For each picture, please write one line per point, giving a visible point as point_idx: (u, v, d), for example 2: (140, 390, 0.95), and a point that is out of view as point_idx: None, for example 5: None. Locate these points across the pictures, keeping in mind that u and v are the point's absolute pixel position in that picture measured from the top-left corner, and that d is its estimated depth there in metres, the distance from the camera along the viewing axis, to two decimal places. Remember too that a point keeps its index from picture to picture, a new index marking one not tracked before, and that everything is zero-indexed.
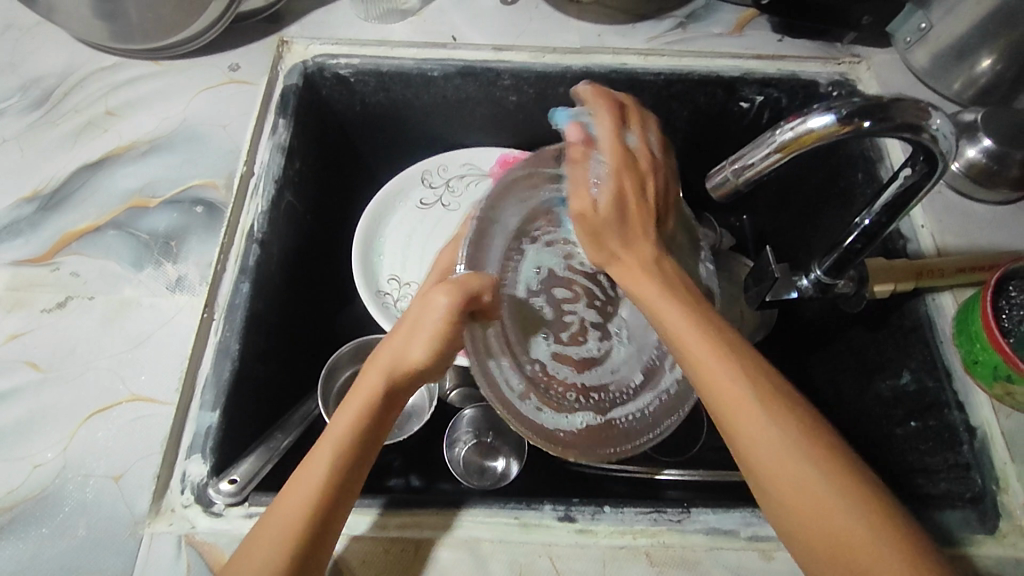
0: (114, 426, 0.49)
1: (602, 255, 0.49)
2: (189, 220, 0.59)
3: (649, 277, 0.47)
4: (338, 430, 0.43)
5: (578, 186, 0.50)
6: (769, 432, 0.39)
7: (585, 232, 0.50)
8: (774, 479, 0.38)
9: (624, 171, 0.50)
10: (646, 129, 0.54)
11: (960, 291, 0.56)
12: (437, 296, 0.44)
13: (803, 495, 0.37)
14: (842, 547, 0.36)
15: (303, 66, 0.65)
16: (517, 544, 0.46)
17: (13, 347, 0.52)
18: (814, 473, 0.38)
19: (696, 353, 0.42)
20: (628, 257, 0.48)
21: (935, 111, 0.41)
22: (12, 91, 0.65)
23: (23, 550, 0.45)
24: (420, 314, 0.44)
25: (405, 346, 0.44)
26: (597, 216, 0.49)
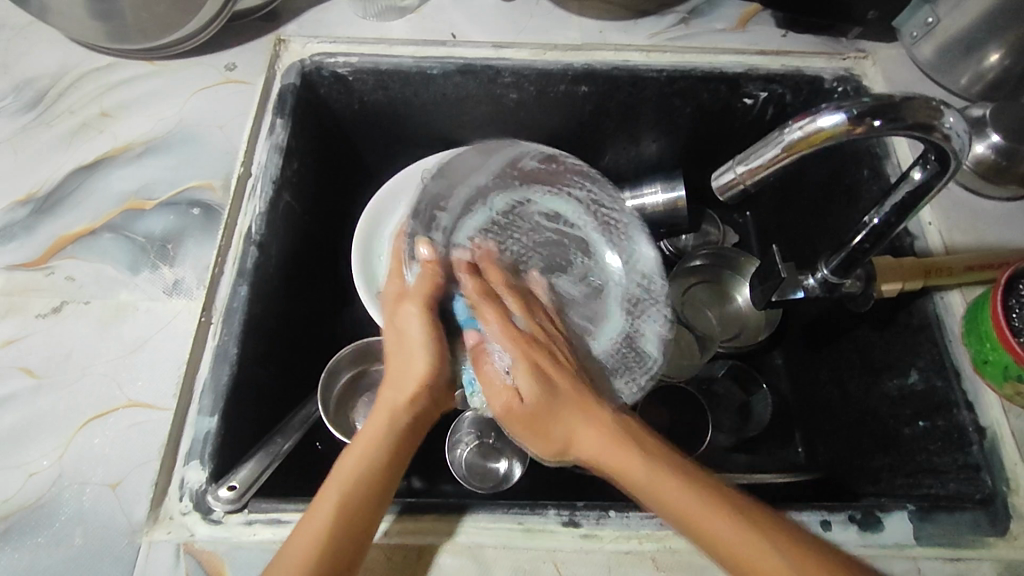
0: (111, 432, 0.48)
1: (552, 446, 0.47)
2: (186, 222, 0.58)
3: (599, 436, 0.45)
4: (358, 448, 0.46)
5: (483, 364, 0.50)
6: (632, 458, 0.44)
7: (523, 428, 0.48)
8: (669, 503, 0.42)
9: (524, 354, 0.48)
10: (530, 313, 0.54)
11: (969, 290, 0.55)
12: (414, 307, 0.51)
13: (682, 503, 0.42)
14: (746, 554, 0.39)
15: (301, 65, 0.64)
16: (521, 550, 0.46)
17: (8, 352, 0.52)
18: (693, 489, 0.42)
19: (571, 429, 0.46)
20: (587, 425, 0.46)
21: (948, 109, 0.41)
22: (6, 92, 0.64)
23: (19, 560, 0.44)
24: (407, 321, 0.51)
25: (402, 357, 0.50)
26: (523, 408, 0.47)
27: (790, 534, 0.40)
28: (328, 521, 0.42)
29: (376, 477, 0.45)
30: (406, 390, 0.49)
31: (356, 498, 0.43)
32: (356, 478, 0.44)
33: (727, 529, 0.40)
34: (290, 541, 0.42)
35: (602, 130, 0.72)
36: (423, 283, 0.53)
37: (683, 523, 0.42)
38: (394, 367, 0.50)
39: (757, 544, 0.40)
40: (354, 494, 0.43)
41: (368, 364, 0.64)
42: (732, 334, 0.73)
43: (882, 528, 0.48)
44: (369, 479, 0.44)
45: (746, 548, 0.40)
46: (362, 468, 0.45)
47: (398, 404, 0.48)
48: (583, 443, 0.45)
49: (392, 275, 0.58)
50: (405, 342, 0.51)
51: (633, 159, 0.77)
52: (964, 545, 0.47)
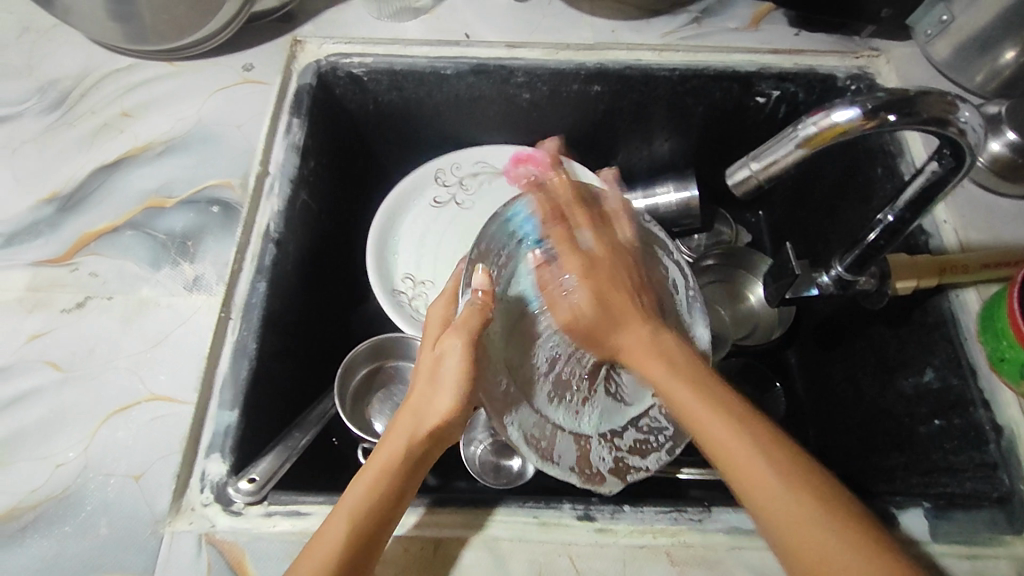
0: (134, 425, 0.49)
1: (607, 326, 0.48)
2: (206, 220, 0.59)
3: (658, 367, 0.44)
4: (370, 472, 0.42)
5: (555, 304, 0.50)
6: (677, 387, 0.43)
7: (580, 330, 0.49)
8: (710, 443, 0.41)
9: (594, 279, 0.49)
10: (601, 230, 0.53)
11: (985, 287, 0.55)
12: (456, 339, 0.44)
13: (738, 458, 0.40)
14: (771, 496, 0.38)
15: (317, 66, 0.65)
16: (537, 543, 0.46)
17: (33, 347, 0.53)
18: (741, 432, 0.40)
19: (678, 392, 0.43)
20: (634, 335, 0.47)
21: (963, 104, 0.41)
22: (30, 93, 0.66)
23: (46, 549, 0.45)
24: (443, 356, 0.44)
25: (426, 389, 0.44)
26: (586, 321, 0.48)
27: (797, 470, 0.39)
28: (341, 548, 0.39)
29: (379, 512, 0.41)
30: (425, 424, 0.43)
31: (362, 529, 0.40)
32: (368, 512, 0.40)
33: (762, 480, 0.39)
34: (300, 559, 0.40)
35: (614, 129, 0.73)
36: (477, 311, 0.45)
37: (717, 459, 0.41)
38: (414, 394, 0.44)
39: (814, 518, 0.37)
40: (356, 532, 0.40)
41: (383, 361, 0.64)
42: (745, 333, 0.73)
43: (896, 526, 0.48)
44: (376, 512, 0.41)
45: (776, 499, 0.38)
46: (373, 497, 0.41)
47: (405, 439, 0.43)
48: (626, 342, 0.47)
49: (443, 298, 0.50)
50: (437, 383, 0.44)
51: (645, 158, 0.77)
52: (981, 542, 0.47)
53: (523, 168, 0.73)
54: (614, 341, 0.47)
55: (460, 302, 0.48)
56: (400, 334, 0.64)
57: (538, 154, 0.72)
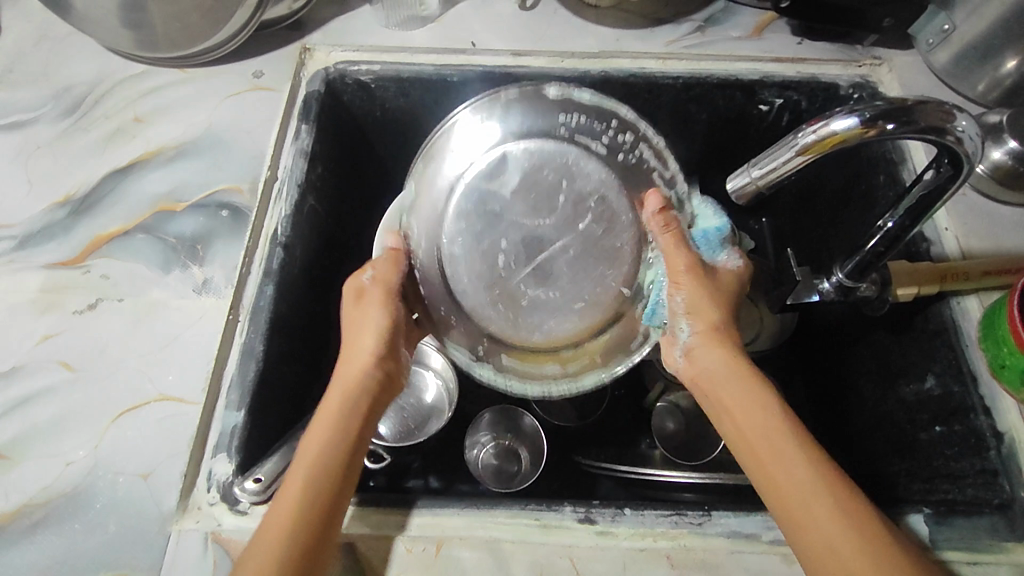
0: (143, 424, 0.50)
1: (705, 337, 0.48)
2: (215, 224, 0.60)
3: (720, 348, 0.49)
4: (320, 420, 0.46)
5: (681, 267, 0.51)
6: (746, 381, 0.45)
7: (705, 305, 0.48)
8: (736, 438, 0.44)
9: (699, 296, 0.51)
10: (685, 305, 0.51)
11: (986, 295, 0.55)
12: (371, 303, 0.49)
13: (783, 455, 0.42)
14: (796, 495, 0.40)
15: (325, 73, 0.66)
16: (537, 545, 0.47)
17: (45, 347, 0.54)
18: (789, 431, 0.43)
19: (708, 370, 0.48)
20: (710, 336, 0.48)
21: (960, 113, 0.41)
22: (45, 99, 0.67)
23: (57, 545, 0.46)
24: (364, 311, 0.49)
25: (352, 338, 0.49)
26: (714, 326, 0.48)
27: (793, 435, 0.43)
28: (299, 496, 0.42)
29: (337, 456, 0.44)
30: (353, 364, 0.48)
31: (317, 476, 0.43)
32: (320, 458, 0.44)
33: (795, 470, 0.41)
34: (267, 521, 0.41)
35: None
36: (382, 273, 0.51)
37: (757, 461, 0.43)
38: (353, 346, 0.49)
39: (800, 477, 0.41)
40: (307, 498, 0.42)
41: None
42: (751, 336, 0.70)
43: None
44: (334, 452, 0.44)
45: (808, 492, 0.40)
46: (324, 446, 0.44)
47: (342, 386, 0.47)
48: (707, 356, 0.48)
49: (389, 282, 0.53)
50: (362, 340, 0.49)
51: None
52: (981, 549, 0.47)
53: None
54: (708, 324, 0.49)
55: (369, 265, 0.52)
56: None
57: None
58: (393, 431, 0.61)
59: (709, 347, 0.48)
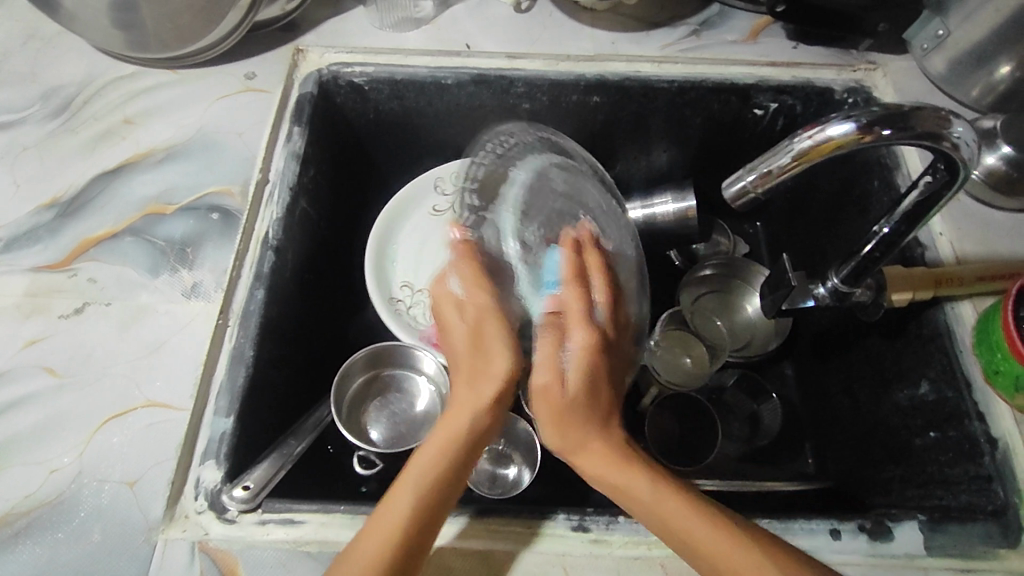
0: (129, 431, 0.49)
1: (579, 414, 0.44)
2: (205, 226, 0.59)
3: (577, 416, 0.44)
4: (452, 420, 0.44)
5: (552, 319, 0.46)
6: (609, 458, 0.43)
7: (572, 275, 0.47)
8: (626, 494, 0.43)
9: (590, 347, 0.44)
10: (594, 303, 0.46)
11: (980, 300, 0.55)
12: (491, 318, 0.46)
13: (693, 533, 0.41)
14: (718, 554, 0.40)
15: (318, 74, 0.66)
16: (530, 553, 0.46)
17: (30, 352, 0.53)
18: (689, 502, 0.42)
19: (576, 435, 0.44)
20: (573, 354, 0.44)
21: (956, 119, 0.41)
22: (33, 99, 0.66)
23: (40, 555, 0.45)
24: (483, 319, 0.46)
25: (485, 351, 0.45)
26: (564, 392, 0.44)
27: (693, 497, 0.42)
28: (417, 498, 0.41)
29: (460, 471, 0.43)
30: (488, 387, 0.44)
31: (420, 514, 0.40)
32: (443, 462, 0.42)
33: (695, 526, 0.41)
34: (381, 504, 0.41)
35: (613, 140, 0.73)
36: (474, 293, 0.47)
37: (651, 516, 0.42)
38: (485, 360, 0.45)
39: (710, 528, 0.41)
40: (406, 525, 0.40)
41: (380, 368, 0.64)
42: (744, 341, 0.74)
43: (892, 539, 0.48)
44: (458, 458, 0.43)
45: (719, 544, 0.40)
46: (450, 455, 0.42)
47: (465, 407, 0.44)
48: (577, 432, 0.44)
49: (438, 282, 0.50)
50: (484, 346, 0.46)
51: (644, 169, 0.77)
52: (975, 556, 0.47)
53: None
54: (575, 382, 0.44)
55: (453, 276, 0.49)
56: (398, 342, 0.64)
57: None
58: (387, 436, 0.62)
59: (575, 318, 0.45)
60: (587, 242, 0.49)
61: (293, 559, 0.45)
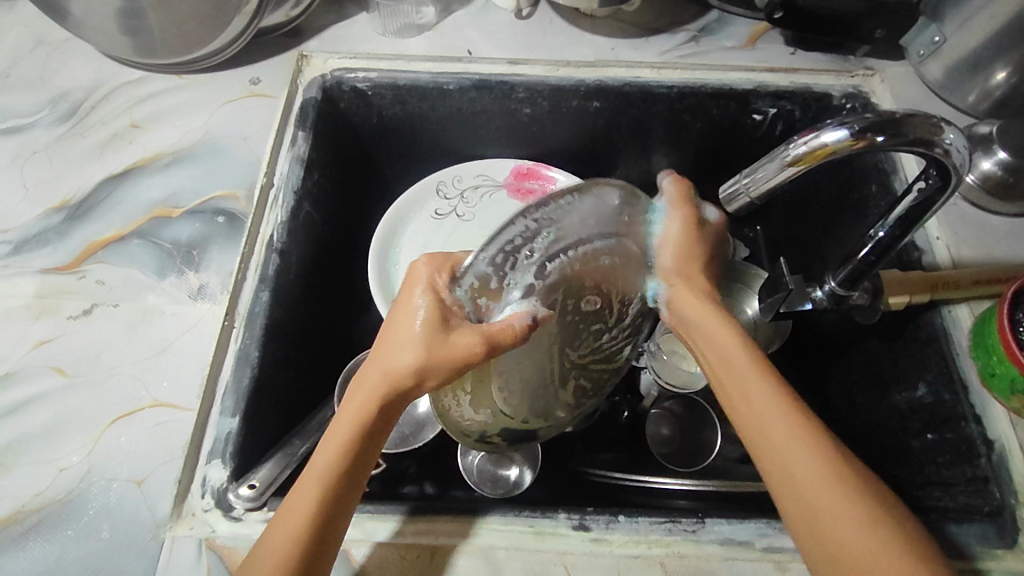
0: (137, 430, 0.50)
1: (670, 286, 0.45)
2: (212, 230, 0.60)
3: (715, 324, 0.43)
4: (356, 398, 0.40)
5: (646, 226, 0.44)
6: (735, 365, 0.41)
7: (682, 252, 0.45)
8: (757, 430, 0.39)
9: (693, 218, 0.46)
10: (690, 209, 0.46)
11: (976, 303, 0.56)
12: (432, 320, 0.39)
13: (808, 476, 0.37)
14: (817, 501, 0.36)
15: (322, 80, 0.67)
16: (531, 552, 0.47)
17: (40, 353, 0.54)
18: (803, 436, 0.38)
19: (732, 366, 0.42)
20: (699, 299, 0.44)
21: (948, 126, 0.42)
22: (43, 104, 0.67)
23: (49, 551, 0.46)
24: (418, 311, 0.40)
25: (399, 346, 0.39)
26: (676, 258, 0.45)
27: (844, 466, 0.37)
28: (322, 492, 0.39)
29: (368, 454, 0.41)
30: (399, 376, 0.40)
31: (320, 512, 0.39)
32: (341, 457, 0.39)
33: (833, 500, 0.36)
34: (287, 501, 0.39)
35: (613, 145, 0.74)
36: (465, 334, 0.38)
37: (776, 467, 0.38)
38: (410, 361, 0.39)
39: (848, 508, 0.35)
40: (308, 518, 0.38)
41: None
42: (745, 343, 0.73)
43: None
44: (361, 445, 0.40)
45: (851, 524, 0.35)
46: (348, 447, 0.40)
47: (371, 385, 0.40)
48: (688, 300, 0.45)
49: (430, 273, 0.40)
50: (403, 336, 0.39)
51: (644, 173, 0.78)
52: (971, 556, 0.48)
53: (527, 183, 0.75)
54: (680, 282, 0.45)
55: (424, 266, 0.41)
56: None
57: (538, 167, 0.75)
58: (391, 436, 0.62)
59: (690, 286, 0.45)
60: (688, 211, 0.46)
61: None
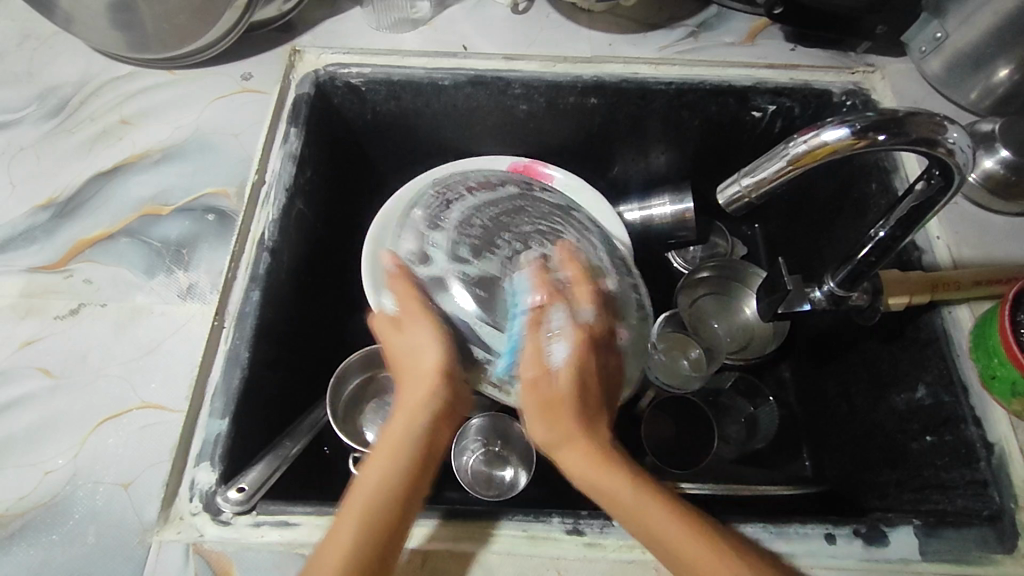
0: (124, 433, 0.49)
1: (537, 400, 0.45)
2: (202, 228, 0.59)
3: (567, 416, 0.45)
4: (386, 439, 0.45)
5: (536, 314, 0.45)
6: (589, 454, 0.45)
7: (523, 370, 0.46)
8: (622, 514, 0.43)
9: (574, 331, 0.45)
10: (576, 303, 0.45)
11: (977, 304, 0.55)
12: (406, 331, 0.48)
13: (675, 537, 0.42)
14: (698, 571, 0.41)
15: (315, 76, 0.65)
16: (525, 556, 0.46)
17: (25, 353, 0.53)
18: (659, 504, 0.43)
19: (573, 461, 0.45)
20: (549, 397, 0.45)
21: (951, 125, 0.41)
22: (30, 100, 0.66)
23: (33, 556, 0.45)
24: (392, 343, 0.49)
25: (407, 362, 0.47)
26: (539, 368, 0.45)
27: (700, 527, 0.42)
28: (364, 516, 0.41)
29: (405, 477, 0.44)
30: (421, 398, 0.46)
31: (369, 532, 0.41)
32: (389, 479, 0.43)
33: (708, 561, 0.41)
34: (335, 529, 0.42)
35: (610, 142, 0.73)
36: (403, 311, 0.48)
37: (650, 545, 0.43)
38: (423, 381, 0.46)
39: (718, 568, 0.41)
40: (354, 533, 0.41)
41: (376, 369, 0.64)
42: (741, 344, 0.73)
43: (887, 543, 0.48)
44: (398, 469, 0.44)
45: (727, 575, 0.40)
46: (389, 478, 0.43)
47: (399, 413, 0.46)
48: (570, 440, 0.45)
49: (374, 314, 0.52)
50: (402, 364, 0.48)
51: (641, 171, 0.77)
52: (970, 561, 0.47)
53: None
54: (534, 392, 0.45)
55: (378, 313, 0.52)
56: None
57: (535, 164, 0.72)
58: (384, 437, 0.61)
59: (542, 398, 0.45)
60: (538, 333, 0.45)
61: (288, 561, 0.45)
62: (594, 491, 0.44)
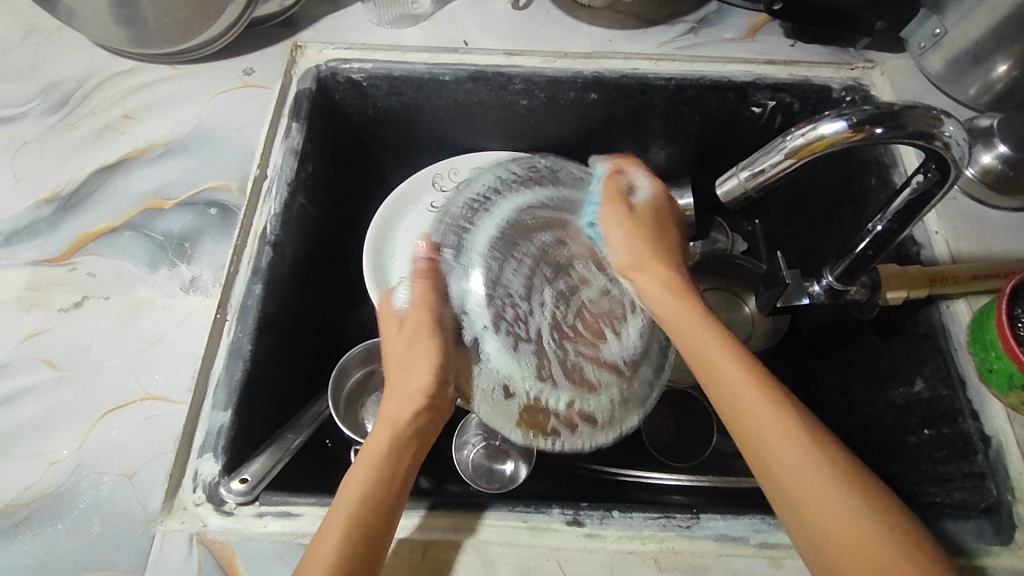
0: (128, 424, 0.50)
1: (628, 261, 0.50)
2: (204, 222, 0.59)
3: (694, 323, 0.46)
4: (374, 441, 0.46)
5: (613, 196, 0.52)
6: (728, 368, 0.44)
7: (624, 238, 0.50)
8: (739, 423, 0.43)
9: (653, 203, 0.54)
10: (653, 196, 0.54)
11: (975, 299, 0.55)
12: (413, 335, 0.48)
13: (795, 461, 0.40)
14: (806, 499, 0.40)
15: (317, 71, 0.66)
16: (526, 547, 0.46)
17: (30, 345, 0.53)
18: (789, 426, 0.42)
19: (727, 373, 0.44)
20: (654, 273, 0.49)
21: (948, 119, 0.41)
22: (34, 94, 0.66)
23: (39, 545, 0.46)
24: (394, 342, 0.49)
25: (399, 370, 0.48)
26: (632, 232, 0.50)
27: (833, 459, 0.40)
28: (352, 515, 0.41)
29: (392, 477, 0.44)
30: (409, 402, 0.47)
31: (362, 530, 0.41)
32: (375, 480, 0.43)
33: (829, 498, 0.39)
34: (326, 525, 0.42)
35: (610, 137, 0.74)
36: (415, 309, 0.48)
37: (757, 457, 0.42)
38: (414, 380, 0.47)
39: (839, 501, 0.39)
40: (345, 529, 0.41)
41: (378, 363, 0.65)
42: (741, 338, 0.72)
43: None
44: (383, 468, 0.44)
45: (840, 518, 0.38)
46: (377, 468, 0.44)
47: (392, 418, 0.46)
48: (644, 279, 0.49)
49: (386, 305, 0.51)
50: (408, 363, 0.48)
51: None
52: (967, 552, 0.47)
53: None
54: (627, 261, 0.50)
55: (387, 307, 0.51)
56: None
57: None
58: None
59: (636, 274, 0.50)
60: (619, 210, 0.51)
61: (290, 551, 0.45)
62: (716, 395, 0.45)
